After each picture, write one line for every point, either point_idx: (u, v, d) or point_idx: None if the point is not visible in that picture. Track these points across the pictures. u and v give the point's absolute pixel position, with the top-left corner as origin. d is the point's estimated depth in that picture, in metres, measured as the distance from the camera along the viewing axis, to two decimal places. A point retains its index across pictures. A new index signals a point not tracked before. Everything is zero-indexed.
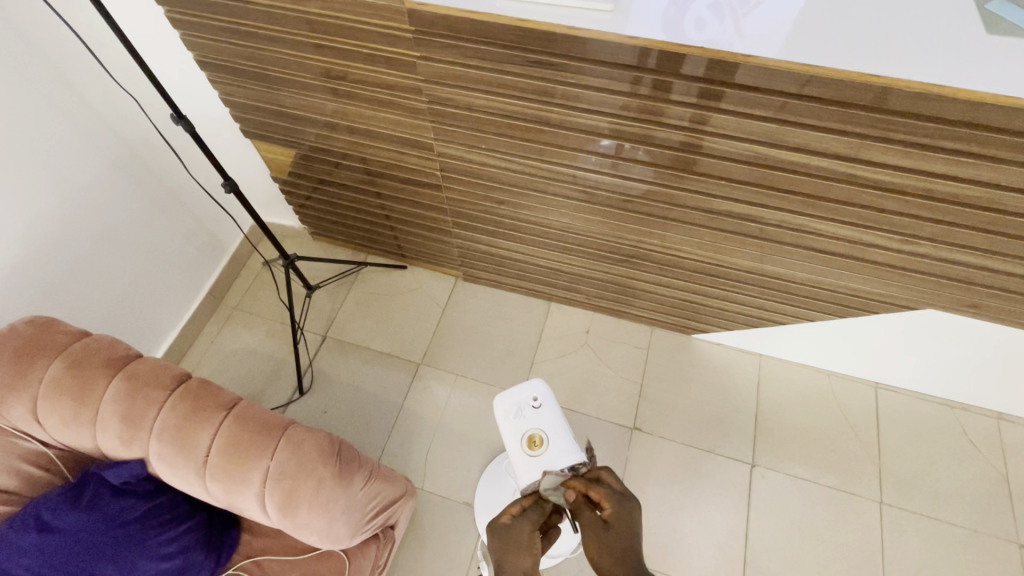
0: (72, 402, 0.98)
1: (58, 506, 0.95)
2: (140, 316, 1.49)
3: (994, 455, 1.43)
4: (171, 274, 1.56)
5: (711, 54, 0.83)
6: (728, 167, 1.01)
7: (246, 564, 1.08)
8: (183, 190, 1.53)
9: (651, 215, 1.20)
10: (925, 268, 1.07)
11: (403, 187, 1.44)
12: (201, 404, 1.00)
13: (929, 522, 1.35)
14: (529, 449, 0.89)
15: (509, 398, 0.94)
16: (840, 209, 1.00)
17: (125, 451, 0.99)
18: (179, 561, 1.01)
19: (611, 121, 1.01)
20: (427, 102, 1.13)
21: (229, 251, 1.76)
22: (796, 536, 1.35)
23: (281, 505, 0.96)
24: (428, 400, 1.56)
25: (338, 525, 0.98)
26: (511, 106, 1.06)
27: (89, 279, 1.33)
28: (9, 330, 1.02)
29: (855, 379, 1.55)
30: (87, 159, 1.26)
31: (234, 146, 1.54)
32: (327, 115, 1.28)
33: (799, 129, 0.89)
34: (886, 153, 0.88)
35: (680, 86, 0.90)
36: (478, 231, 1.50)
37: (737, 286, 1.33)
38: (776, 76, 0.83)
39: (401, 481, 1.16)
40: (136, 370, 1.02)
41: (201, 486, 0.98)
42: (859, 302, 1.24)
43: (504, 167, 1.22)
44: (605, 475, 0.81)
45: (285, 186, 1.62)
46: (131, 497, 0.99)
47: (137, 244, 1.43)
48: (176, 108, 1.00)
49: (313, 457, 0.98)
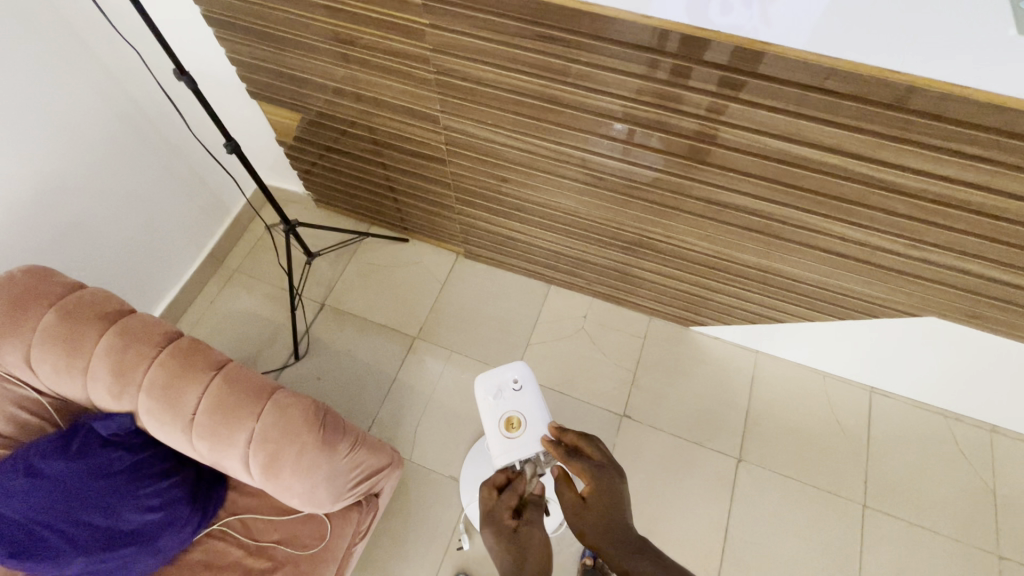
0: (65, 351, 0.99)
1: (49, 453, 0.96)
2: (141, 273, 1.50)
3: (983, 467, 1.42)
4: (172, 231, 1.56)
5: (734, 41, 0.81)
6: (740, 159, 0.98)
7: (231, 521, 1.11)
8: (187, 150, 1.52)
9: (657, 203, 1.18)
10: (930, 275, 1.05)
11: (410, 160, 1.42)
12: (190, 362, 1.01)
13: (911, 528, 1.36)
14: (506, 431, 0.93)
15: (490, 380, 0.97)
16: (848, 209, 0.98)
17: (115, 404, 1.00)
18: (165, 514, 1.01)
19: (624, 104, 0.99)
20: (435, 73, 1.11)
21: (232, 213, 1.75)
22: (776, 531, 1.37)
23: (264, 466, 0.97)
24: (422, 373, 1.57)
25: (320, 489, 1.00)
26: (521, 83, 1.04)
27: (88, 230, 1.33)
28: (5, 278, 1.02)
29: (850, 382, 1.54)
30: (89, 109, 1.25)
31: (241, 108, 1.53)
32: (336, 81, 1.26)
33: (816, 124, 0.87)
34: (901, 154, 0.86)
35: (698, 72, 0.88)
36: (481, 208, 1.48)
37: (739, 281, 1.32)
38: (797, 68, 0.81)
39: (388, 451, 1.16)
40: (128, 324, 1.02)
41: (188, 443, 0.99)
42: (861, 305, 1.22)
43: (511, 145, 1.20)
44: (597, 441, 0.82)
45: (290, 150, 1.61)
46: (119, 449, 1.00)
47: (140, 204, 1.44)
48: (178, 63, 0.99)
49: (298, 421, 0.99)
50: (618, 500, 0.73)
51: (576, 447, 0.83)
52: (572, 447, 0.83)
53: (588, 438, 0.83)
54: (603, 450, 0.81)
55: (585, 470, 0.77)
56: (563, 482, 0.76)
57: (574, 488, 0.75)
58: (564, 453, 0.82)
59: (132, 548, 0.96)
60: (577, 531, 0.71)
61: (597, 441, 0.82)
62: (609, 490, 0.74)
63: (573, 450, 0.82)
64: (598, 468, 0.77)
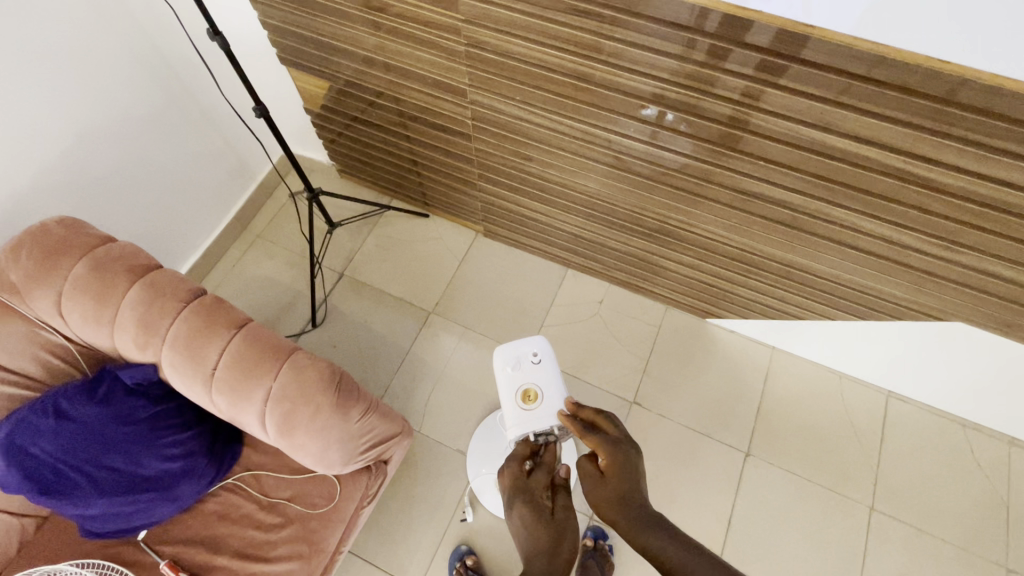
0: (95, 301, 1.02)
1: (76, 397, 0.99)
2: (169, 233, 1.54)
3: (998, 479, 1.39)
4: (199, 192, 1.58)
5: (778, 23, 0.78)
6: (772, 148, 0.96)
7: (244, 476, 1.14)
8: (217, 113, 1.54)
9: (683, 190, 1.16)
10: (962, 278, 1.02)
11: (435, 134, 1.42)
12: (212, 319, 1.03)
13: (917, 535, 1.34)
14: (523, 402, 0.93)
15: (509, 351, 0.99)
16: (881, 205, 0.96)
17: (140, 354, 1.03)
18: (183, 464, 1.04)
19: (656, 85, 0.97)
20: (466, 45, 1.09)
21: (258, 178, 1.76)
22: (779, 527, 1.36)
23: (279, 423, 1.00)
24: (436, 347, 1.59)
25: (332, 450, 1.03)
26: (552, 58, 1.02)
27: (119, 185, 1.36)
28: (40, 228, 1.05)
29: (867, 385, 1.51)
30: (122, 64, 1.27)
31: (271, 73, 1.53)
32: (366, 49, 1.25)
33: (856, 114, 0.84)
34: (943, 150, 0.83)
35: (737, 55, 0.85)
36: (503, 186, 1.48)
37: (761, 274, 1.30)
38: (842, 54, 0.78)
39: (400, 420, 1.18)
40: (155, 279, 1.05)
41: (207, 396, 1.02)
42: (887, 306, 1.19)
43: (538, 123, 1.19)
44: (613, 417, 0.81)
45: (317, 118, 1.61)
46: (142, 398, 1.04)
47: (169, 163, 1.46)
48: (213, 24, 0.99)
49: (313, 383, 1.01)
50: (635, 477, 0.73)
51: (593, 423, 0.83)
52: (589, 423, 0.83)
53: (605, 414, 0.82)
54: (619, 425, 0.81)
55: (602, 446, 0.77)
56: (584, 459, 0.77)
57: (593, 463, 0.76)
58: (583, 427, 0.81)
59: (149, 494, 1.00)
60: (592, 503, 0.73)
61: (615, 418, 0.81)
62: (626, 466, 0.74)
63: (590, 426, 0.82)
64: (614, 444, 0.77)
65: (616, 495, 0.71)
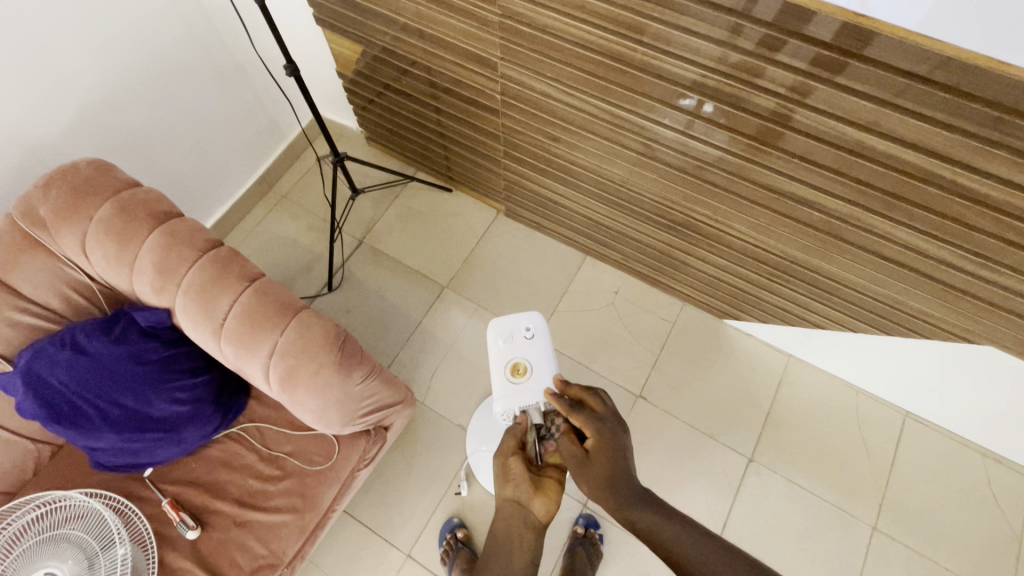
0: (116, 242, 1.05)
1: (92, 333, 1.02)
2: (198, 186, 1.57)
3: (1014, 514, 1.33)
4: (229, 147, 1.60)
5: (831, 13, 0.74)
6: (809, 145, 0.92)
7: (248, 428, 1.17)
8: (251, 70, 1.55)
9: (712, 184, 1.12)
10: (1000, 301, 0.96)
11: (464, 107, 1.40)
12: (226, 271, 1.05)
13: (919, 560, 1.31)
14: (512, 375, 0.93)
15: (503, 325, 0.98)
16: (920, 215, 0.91)
17: (156, 299, 1.06)
18: (190, 408, 1.08)
19: (695, 71, 0.93)
20: (500, 16, 1.07)
21: (288, 140, 1.78)
22: (776, 536, 1.34)
23: (282, 378, 1.02)
24: (447, 322, 1.59)
25: (332, 409, 1.05)
26: (588, 35, 0.99)
27: (152, 132, 1.39)
28: (72, 167, 1.09)
29: (885, 403, 1.46)
30: (161, 12, 1.28)
31: (307, 33, 1.53)
32: (403, 15, 1.24)
33: (904, 116, 0.79)
34: (996, 162, 0.78)
35: (787, 45, 0.81)
36: (528, 166, 1.46)
37: (784, 279, 1.25)
38: (899, 50, 0.73)
39: (403, 389, 1.19)
40: (175, 227, 1.07)
41: (216, 346, 1.05)
42: (915, 324, 1.14)
43: (568, 102, 1.16)
44: (602, 394, 0.82)
45: (349, 83, 1.61)
46: (155, 340, 1.07)
47: (201, 116, 1.49)
48: None
49: (318, 342, 1.02)
50: (623, 455, 0.76)
51: (580, 399, 0.82)
52: (577, 400, 0.82)
53: (594, 392, 0.82)
54: (607, 402, 0.81)
55: (588, 424, 0.77)
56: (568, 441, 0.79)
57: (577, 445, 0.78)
58: (569, 403, 0.80)
59: (156, 433, 1.04)
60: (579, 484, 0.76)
61: (602, 394, 0.82)
62: (613, 446, 0.76)
63: (577, 403, 0.81)
64: (602, 423, 0.77)
65: (606, 481, 0.74)
